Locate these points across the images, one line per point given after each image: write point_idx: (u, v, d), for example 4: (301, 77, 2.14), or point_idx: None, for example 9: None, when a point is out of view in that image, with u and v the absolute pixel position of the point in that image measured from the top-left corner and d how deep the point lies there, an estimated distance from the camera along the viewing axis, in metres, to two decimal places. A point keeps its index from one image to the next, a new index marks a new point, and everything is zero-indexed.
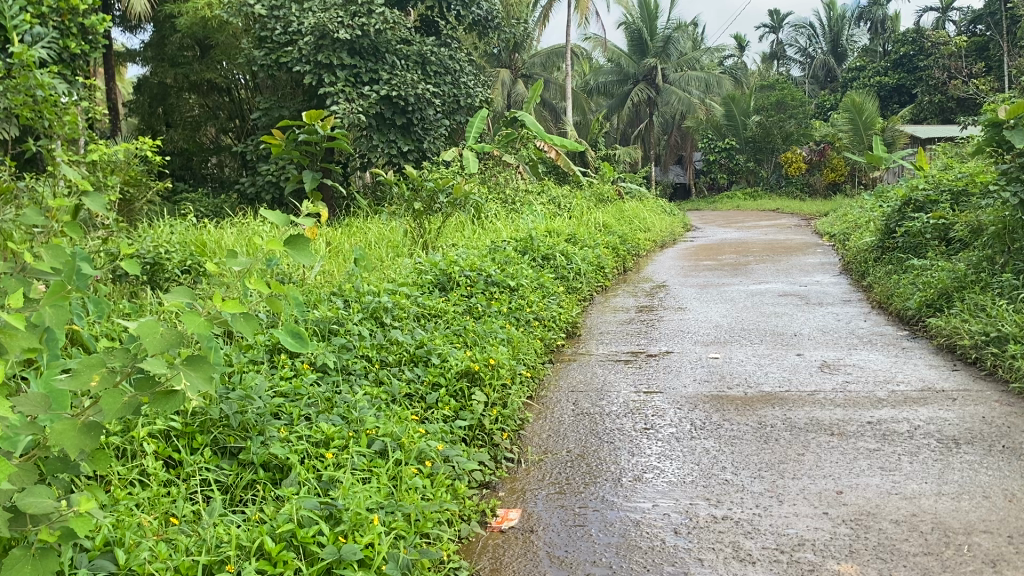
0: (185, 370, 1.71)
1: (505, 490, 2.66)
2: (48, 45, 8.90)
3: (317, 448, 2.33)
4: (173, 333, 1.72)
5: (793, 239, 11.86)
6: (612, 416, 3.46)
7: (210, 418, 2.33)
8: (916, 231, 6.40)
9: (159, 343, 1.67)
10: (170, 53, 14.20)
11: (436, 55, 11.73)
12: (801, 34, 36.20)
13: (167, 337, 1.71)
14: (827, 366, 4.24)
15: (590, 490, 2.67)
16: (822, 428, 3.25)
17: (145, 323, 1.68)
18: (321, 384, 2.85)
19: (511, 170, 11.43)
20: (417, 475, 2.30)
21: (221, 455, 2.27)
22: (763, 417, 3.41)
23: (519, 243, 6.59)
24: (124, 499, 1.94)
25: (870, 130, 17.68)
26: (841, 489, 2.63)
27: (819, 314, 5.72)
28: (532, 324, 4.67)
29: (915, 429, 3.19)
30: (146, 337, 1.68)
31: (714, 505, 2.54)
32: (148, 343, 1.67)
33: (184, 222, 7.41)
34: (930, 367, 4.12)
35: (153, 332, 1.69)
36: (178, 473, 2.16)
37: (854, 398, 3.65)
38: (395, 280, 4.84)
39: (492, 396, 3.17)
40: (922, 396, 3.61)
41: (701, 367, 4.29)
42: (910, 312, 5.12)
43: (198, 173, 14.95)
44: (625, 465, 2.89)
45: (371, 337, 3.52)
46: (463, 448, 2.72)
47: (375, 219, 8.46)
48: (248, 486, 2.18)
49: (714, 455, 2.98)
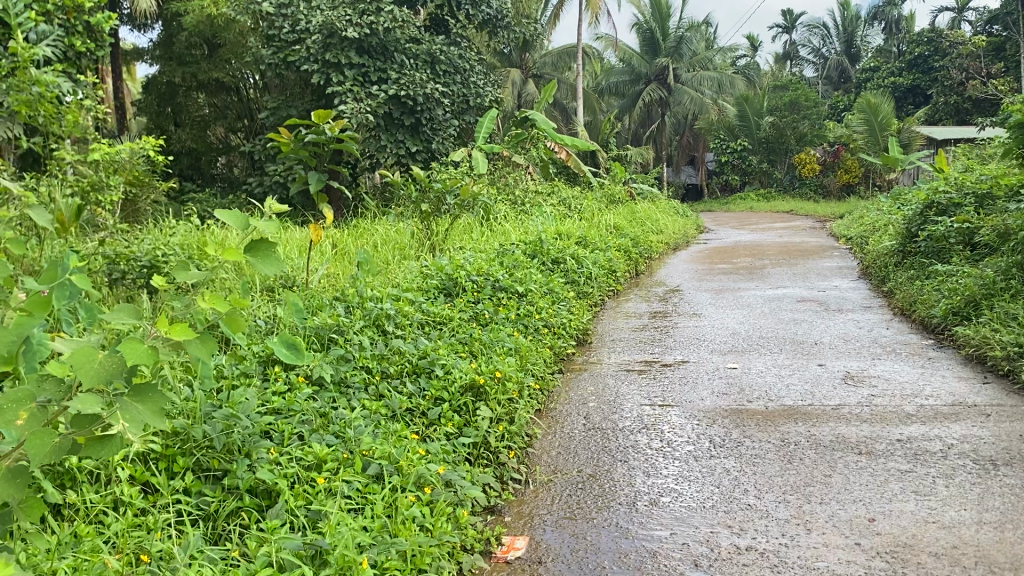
0: (125, 407, 1.63)
1: (512, 515, 2.49)
2: (53, 43, 8.79)
3: (308, 473, 2.16)
4: (114, 363, 1.62)
5: (808, 242, 11.63)
6: (625, 433, 3.27)
7: (192, 438, 2.17)
8: (939, 235, 6.19)
9: (93, 378, 1.58)
10: (178, 52, 14.08)
11: (446, 54, 11.57)
12: (814, 34, 35.89)
13: (107, 366, 1.62)
14: (851, 377, 4.05)
15: (603, 515, 2.49)
16: (849, 447, 3.06)
17: (78, 355, 1.59)
18: (316, 399, 2.68)
19: (521, 170, 11.25)
20: (415, 503, 2.12)
21: (204, 480, 2.10)
22: (786, 434, 3.22)
23: (529, 246, 6.42)
24: (88, 536, 1.79)
25: (886, 131, 17.45)
26: (874, 517, 2.43)
27: (840, 321, 5.52)
28: (541, 331, 4.49)
29: (948, 448, 3.00)
30: (81, 367, 1.59)
31: (737, 534, 2.36)
32: (83, 376, 1.58)
33: (188, 223, 7.27)
34: (959, 379, 3.93)
35: (87, 364, 1.59)
36: (154, 501, 1.99)
37: (882, 413, 3.45)
38: (400, 285, 4.68)
39: (499, 411, 2.98)
40: (954, 412, 3.41)
41: (718, 378, 4.10)
42: (936, 321, 4.92)
43: (206, 172, 14.85)
44: (640, 487, 2.71)
45: (373, 346, 3.35)
46: (466, 469, 2.54)
47: (382, 221, 8.31)
48: (233, 516, 2.01)
49: (735, 476, 2.80)
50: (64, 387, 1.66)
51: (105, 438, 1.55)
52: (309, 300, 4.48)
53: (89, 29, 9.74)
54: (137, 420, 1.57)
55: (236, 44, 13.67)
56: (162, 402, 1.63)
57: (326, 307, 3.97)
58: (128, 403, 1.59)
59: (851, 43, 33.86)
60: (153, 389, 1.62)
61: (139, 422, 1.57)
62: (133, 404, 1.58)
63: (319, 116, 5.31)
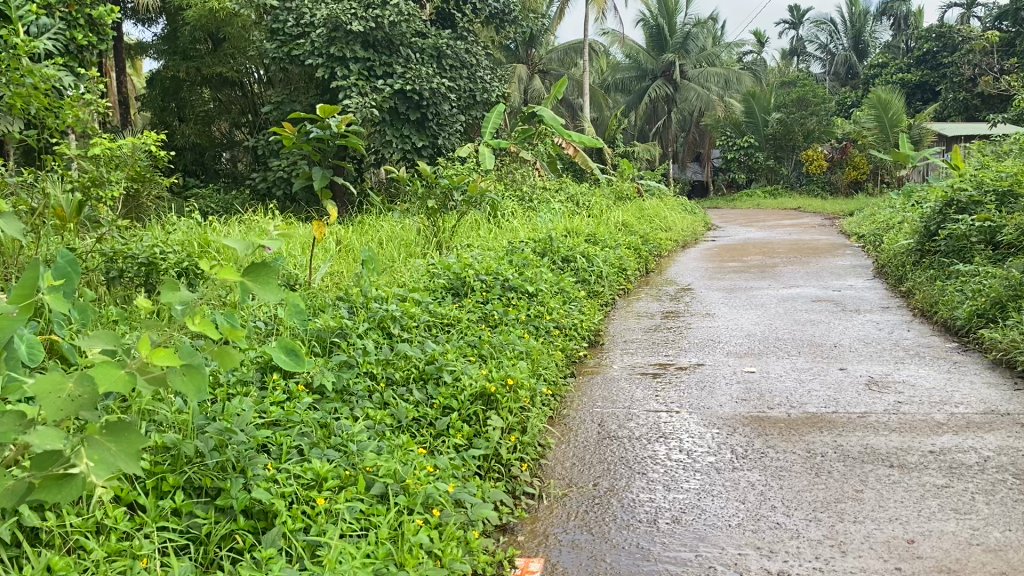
0: (97, 442, 1.54)
1: (525, 534, 2.34)
2: (54, 36, 8.65)
3: (308, 491, 2.01)
4: (83, 393, 1.55)
5: (818, 239, 11.46)
6: (641, 441, 3.12)
7: (182, 455, 2.01)
8: (961, 234, 6.01)
9: (59, 409, 1.51)
10: (182, 47, 13.94)
11: (452, 48, 11.40)
12: (822, 30, 35.67)
13: (75, 398, 1.55)
14: (876, 383, 3.88)
15: (622, 534, 2.34)
16: (880, 458, 2.90)
17: (43, 386, 1.52)
18: (317, 409, 2.52)
19: (528, 166, 11.11)
20: (422, 527, 1.97)
21: (195, 499, 1.95)
22: (811, 444, 3.06)
23: (538, 244, 6.27)
24: (61, 569, 1.63)
25: (896, 128, 17.24)
26: (913, 538, 2.27)
27: (859, 322, 5.36)
28: (552, 333, 4.33)
29: (985, 460, 2.84)
30: (44, 399, 1.52)
31: (766, 557, 2.20)
32: (46, 408, 1.51)
33: (189, 219, 7.13)
34: (989, 386, 3.75)
35: (53, 392, 1.52)
36: (141, 523, 1.83)
37: (911, 422, 3.29)
38: (406, 285, 4.52)
39: (510, 420, 2.82)
40: (987, 422, 3.24)
41: (736, 382, 3.94)
42: (959, 323, 4.74)
43: (210, 168, 14.74)
44: (660, 503, 2.55)
45: (377, 350, 3.19)
46: (476, 485, 2.38)
47: (387, 217, 8.15)
48: (225, 539, 1.85)
49: (761, 491, 2.64)
50: (23, 420, 1.58)
51: (64, 480, 1.50)
52: (311, 300, 4.33)
53: (91, 22, 9.60)
54: (105, 462, 1.52)
55: (241, 38, 13.51)
56: (136, 443, 1.57)
57: (328, 309, 3.82)
58: (98, 442, 1.54)
59: (860, 38, 33.61)
60: (125, 428, 1.57)
61: (105, 464, 1.52)
62: (102, 446, 1.53)
63: (323, 110, 5.17)
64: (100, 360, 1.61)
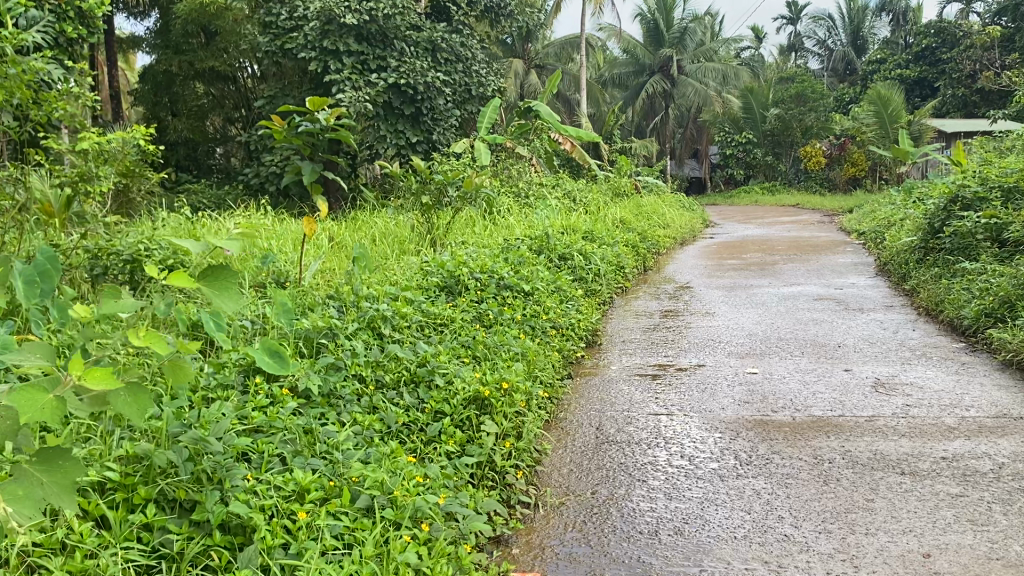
0: (26, 477, 1.42)
1: (520, 547, 2.22)
2: (44, 28, 8.51)
3: (289, 504, 1.88)
4: (2, 425, 1.42)
5: (817, 236, 11.36)
6: (642, 446, 3.00)
7: (155, 467, 1.87)
8: (966, 231, 5.89)
9: None
10: (174, 40, 13.80)
11: (447, 41, 11.26)
12: (819, 26, 35.58)
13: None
14: (882, 385, 3.76)
15: (621, 546, 2.22)
16: (890, 465, 2.78)
17: None
18: (301, 416, 2.40)
19: (525, 162, 10.99)
20: (410, 544, 1.84)
21: (170, 513, 1.82)
22: (818, 450, 2.94)
23: (534, 241, 6.13)
24: None
25: (896, 124, 17.14)
26: (929, 552, 2.16)
27: (862, 321, 5.25)
28: (549, 332, 4.22)
29: (1000, 468, 2.72)
30: None
31: (775, 573, 2.08)
32: None
33: (179, 214, 7.01)
34: (1000, 388, 3.64)
35: None
36: (109, 540, 1.70)
37: (922, 426, 3.17)
38: (398, 283, 4.41)
39: (505, 425, 2.70)
40: (1000, 426, 3.13)
41: (738, 384, 3.82)
42: (966, 323, 4.63)
43: (203, 163, 14.59)
44: (662, 512, 2.43)
45: (367, 352, 3.07)
46: (469, 495, 2.26)
47: (381, 213, 8.03)
48: (201, 557, 1.73)
49: (767, 500, 2.52)
50: None
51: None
52: (300, 299, 4.22)
53: (81, 15, 9.46)
54: (31, 498, 1.40)
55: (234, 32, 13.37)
56: (70, 476, 1.45)
57: (318, 309, 3.70)
58: (26, 476, 1.43)
59: (858, 34, 33.51)
60: (59, 458, 1.44)
61: (32, 503, 1.40)
62: (28, 482, 1.41)
63: (313, 103, 5.04)
64: (24, 386, 1.47)
